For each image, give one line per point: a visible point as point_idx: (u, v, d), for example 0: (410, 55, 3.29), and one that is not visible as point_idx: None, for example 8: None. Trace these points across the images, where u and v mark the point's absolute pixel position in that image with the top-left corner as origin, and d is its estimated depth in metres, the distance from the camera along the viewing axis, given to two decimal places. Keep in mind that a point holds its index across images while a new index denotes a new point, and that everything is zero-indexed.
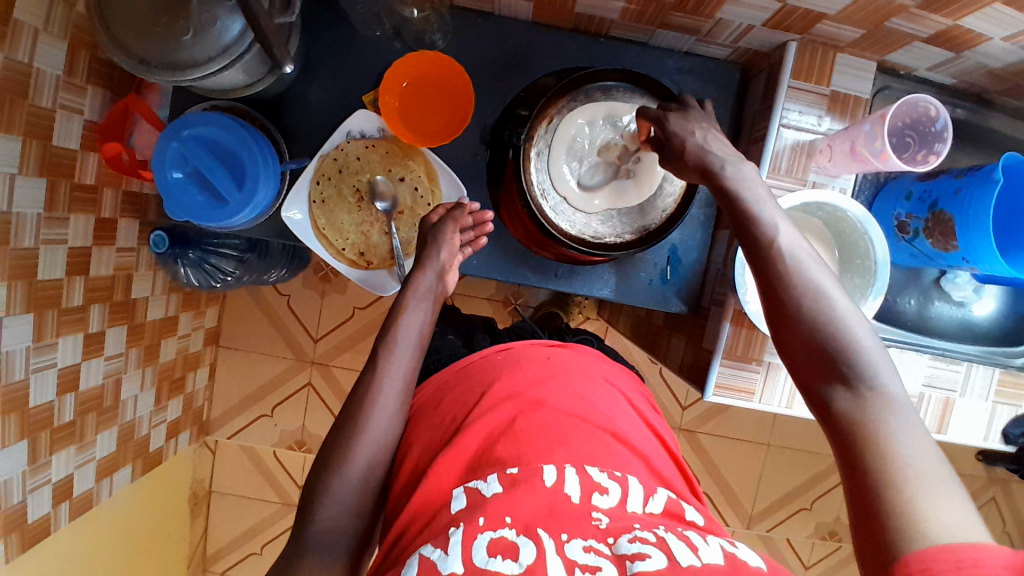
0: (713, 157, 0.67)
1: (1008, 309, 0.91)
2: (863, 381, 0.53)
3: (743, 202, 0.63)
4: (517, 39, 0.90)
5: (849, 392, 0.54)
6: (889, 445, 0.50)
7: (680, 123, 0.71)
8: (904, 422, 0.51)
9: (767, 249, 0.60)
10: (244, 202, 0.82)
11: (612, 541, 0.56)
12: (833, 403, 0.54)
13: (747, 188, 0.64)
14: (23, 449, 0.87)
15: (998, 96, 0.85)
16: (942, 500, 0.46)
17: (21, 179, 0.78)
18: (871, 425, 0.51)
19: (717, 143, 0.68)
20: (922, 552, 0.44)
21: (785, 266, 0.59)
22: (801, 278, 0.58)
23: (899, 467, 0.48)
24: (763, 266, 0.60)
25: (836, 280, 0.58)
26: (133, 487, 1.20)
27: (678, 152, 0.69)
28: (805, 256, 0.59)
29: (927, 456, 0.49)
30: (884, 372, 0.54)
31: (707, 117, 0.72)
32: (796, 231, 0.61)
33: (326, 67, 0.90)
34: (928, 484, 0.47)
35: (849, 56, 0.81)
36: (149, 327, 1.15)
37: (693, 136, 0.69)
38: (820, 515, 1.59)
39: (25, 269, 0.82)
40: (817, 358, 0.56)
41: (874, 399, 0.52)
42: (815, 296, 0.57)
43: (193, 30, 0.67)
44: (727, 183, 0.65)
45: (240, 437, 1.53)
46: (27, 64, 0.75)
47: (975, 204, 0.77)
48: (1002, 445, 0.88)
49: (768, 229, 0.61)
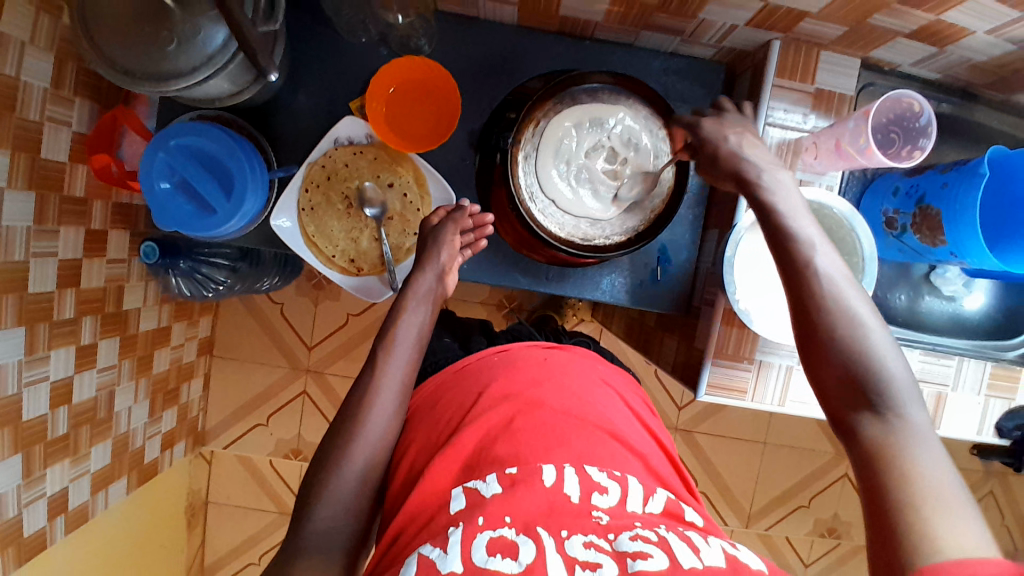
0: (750, 168, 0.68)
1: (999, 303, 0.92)
2: (892, 409, 0.55)
3: (776, 214, 0.65)
4: (503, 43, 0.90)
5: (877, 419, 0.55)
6: (914, 470, 0.51)
7: (715, 128, 0.72)
8: (929, 449, 0.53)
9: (802, 269, 0.62)
10: (233, 210, 0.82)
11: (613, 537, 0.56)
12: (859, 428, 0.56)
13: (783, 202, 0.65)
14: (18, 463, 0.87)
15: (983, 90, 0.86)
16: (956, 518, 0.48)
17: (10, 193, 0.78)
18: (897, 451, 0.53)
19: (754, 149, 0.69)
20: (937, 565, 0.46)
21: (821, 289, 0.60)
22: (838, 303, 0.59)
23: (918, 490, 0.50)
24: (798, 287, 0.62)
25: (871, 307, 0.60)
26: (129, 499, 1.19)
27: (712, 157, 0.71)
28: (844, 281, 0.61)
29: (949, 481, 0.51)
30: (911, 402, 0.56)
31: (744, 121, 0.73)
32: (835, 256, 0.62)
33: (313, 75, 0.91)
34: (946, 503, 0.49)
35: (834, 53, 0.82)
36: (142, 338, 1.15)
37: (727, 140, 0.70)
38: (819, 512, 1.59)
39: (15, 283, 0.81)
40: (847, 383, 0.57)
41: (901, 428, 0.54)
42: (850, 322, 0.59)
43: (177, 40, 0.67)
44: (764, 196, 0.66)
45: (236, 446, 1.52)
46: (14, 77, 0.76)
47: (961, 199, 0.77)
48: (996, 438, 0.88)
49: (807, 250, 0.62)
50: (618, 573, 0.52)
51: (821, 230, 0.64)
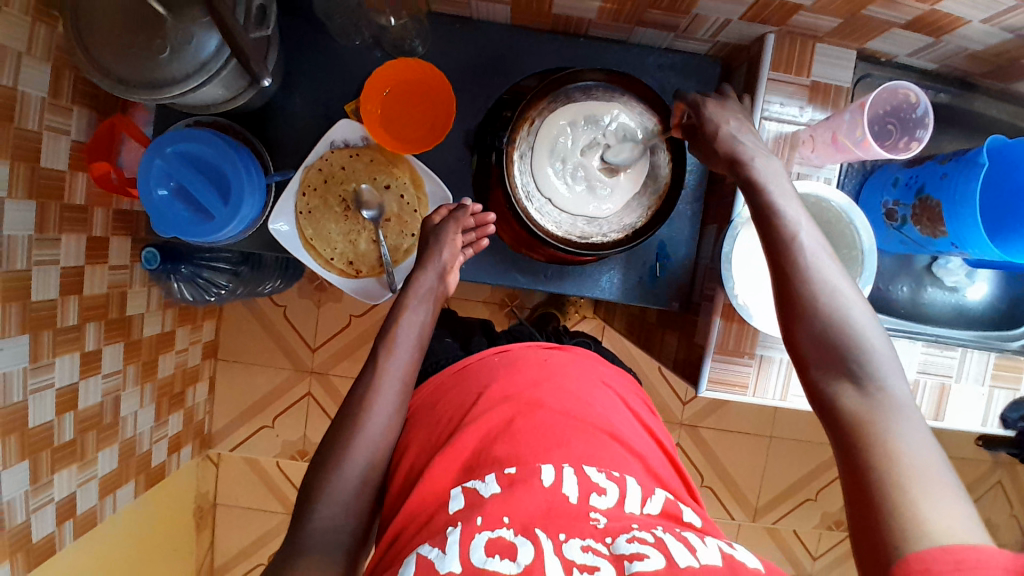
0: (741, 149, 0.69)
1: (1001, 293, 0.91)
2: (872, 381, 0.56)
3: (769, 194, 0.64)
4: (497, 42, 0.90)
5: (856, 390, 0.56)
6: (894, 444, 0.52)
7: (717, 111, 0.72)
8: (911, 424, 0.53)
9: (787, 243, 0.62)
10: (231, 216, 0.82)
11: (610, 541, 0.56)
12: (838, 399, 0.57)
13: (775, 183, 0.65)
14: (25, 469, 0.88)
15: (981, 80, 0.85)
16: (944, 504, 0.48)
17: (10, 203, 0.79)
18: (876, 423, 0.54)
19: (749, 136, 0.70)
20: (923, 553, 0.46)
21: (804, 262, 0.61)
22: (818, 277, 0.60)
23: (903, 467, 0.51)
24: (780, 261, 0.62)
25: (850, 281, 0.60)
26: (137, 502, 1.21)
27: (710, 137, 0.71)
28: (824, 255, 0.61)
29: (930, 458, 0.51)
30: (891, 374, 0.56)
31: (742, 110, 0.74)
32: (817, 230, 0.63)
33: (308, 79, 0.91)
34: (930, 487, 0.49)
35: (829, 46, 0.81)
36: (146, 343, 1.16)
37: (727, 124, 0.71)
38: (826, 505, 1.59)
39: (18, 291, 0.82)
40: (827, 355, 0.58)
41: (881, 399, 0.55)
42: (831, 296, 0.59)
43: (170, 48, 0.67)
44: (754, 176, 0.66)
45: (242, 449, 1.53)
46: (11, 87, 0.76)
47: (962, 190, 0.76)
48: (1000, 429, 0.87)
49: (791, 227, 0.63)
50: (616, 575, 0.52)
51: (805, 209, 0.64)
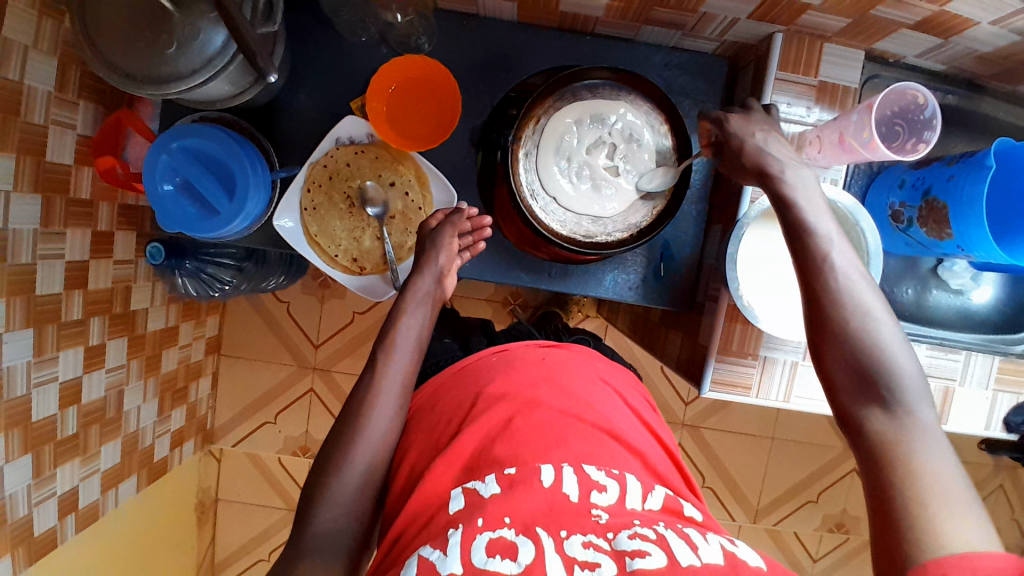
0: (773, 162, 0.67)
1: (1007, 296, 0.91)
2: (901, 406, 0.56)
3: (799, 211, 0.63)
4: (503, 40, 0.90)
5: (885, 415, 0.56)
6: (920, 466, 0.52)
7: (742, 124, 0.71)
8: (938, 447, 0.54)
9: (819, 263, 0.61)
10: (236, 211, 0.82)
11: (612, 537, 0.56)
12: (865, 422, 0.57)
13: (805, 197, 0.64)
14: (28, 463, 0.88)
15: (989, 81, 0.85)
16: (961, 514, 0.49)
17: (16, 197, 0.79)
18: (903, 447, 0.54)
19: (777, 145, 0.68)
20: (941, 560, 0.47)
21: (837, 284, 0.60)
22: (853, 300, 0.59)
23: (928, 485, 0.51)
24: (812, 282, 0.61)
25: (885, 304, 0.59)
26: (139, 497, 1.21)
27: (736, 151, 0.69)
28: (858, 277, 0.60)
29: (954, 478, 0.52)
30: (920, 400, 0.56)
31: (771, 120, 0.72)
32: (851, 251, 0.61)
33: (314, 75, 0.91)
34: (955, 502, 0.50)
35: (837, 45, 0.81)
36: (150, 338, 1.16)
37: (754, 137, 0.69)
38: (827, 507, 1.59)
39: (23, 285, 0.82)
40: (858, 379, 0.58)
41: (910, 424, 0.55)
42: (864, 318, 0.58)
43: (177, 43, 0.67)
44: (784, 189, 0.65)
45: (244, 444, 1.53)
46: (17, 81, 0.76)
47: (968, 193, 0.76)
48: (1004, 433, 0.87)
49: (825, 246, 0.61)
50: (617, 572, 0.52)
51: (840, 228, 0.63)
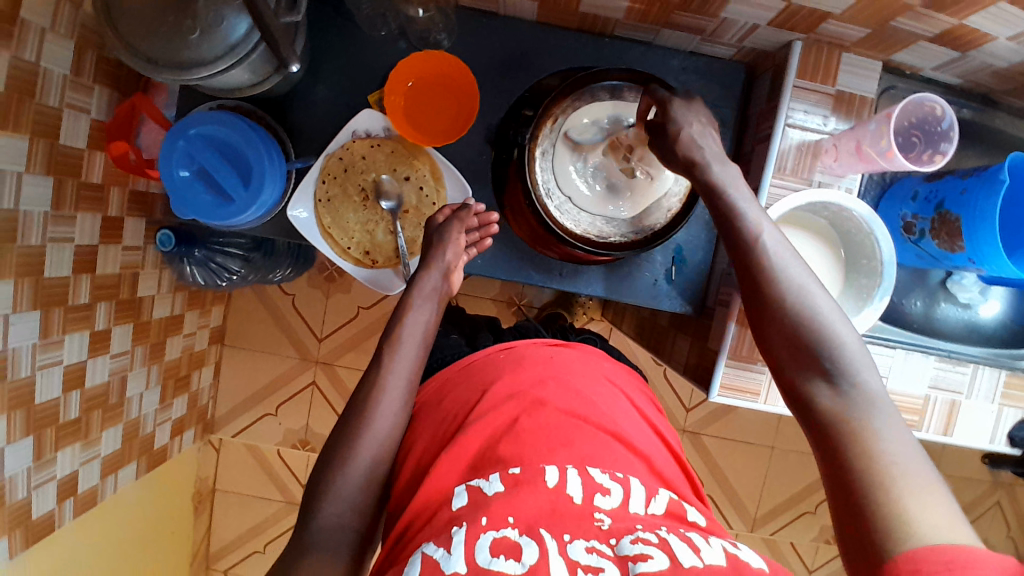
0: (700, 154, 0.69)
1: (1015, 310, 0.91)
2: (845, 377, 0.56)
3: (728, 200, 0.66)
4: (521, 39, 0.90)
5: (831, 389, 0.56)
6: (873, 443, 0.52)
7: (682, 111, 0.71)
8: (888, 420, 0.54)
9: (751, 245, 0.63)
10: (251, 200, 0.82)
11: (614, 542, 0.56)
12: (814, 397, 0.57)
13: (733, 185, 0.67)
14: (29, 445, 0.88)
15: (1004, 97, 0.85)
16: (925, 501, 0.48)
17: (28, 178, 0.79)
18: (853, 420, 0.54)
19: (708, 140, 0.69)
20: (912, 553, 0.45)
21: (767, 262, 0.62)
22: (785, 276, 0.61)
23: (885, 468, 0.51)
24: (749, 266, 0.63)
25: (817, 279, 0.61)
26: (137, 484, 1.21)
27: (671, 141, 0.70)
28: (786, 252, 0.62)
29: (909, 454, 0.52)
30: (864, 369, 0.56)
31: (705, 112, 0.73)
32: (778, 231, 0.64)
33: (331, 67, 0.91)
34: (914, 483, 0.50)
35: (855, 55, 0.81)
36: (155, 325, 1.16)
37: (690, 127, 0.70)
38: (825, 518, 1.59)
39: (32, 268, 0.82)
40: (799, 355, 0.58)
41: (856, 395, 0.55)
42: (797, 290, 0.60)
43: (201, 29, 0.67)
44: (711, 180, 0.67)
45: (243, 436, 1.53)
46: (33, 63, 0.76)
47: (982, 205, 0.76)
48: (1008, 447, 0.88)
49: (753, 228, 0.64)
50: None
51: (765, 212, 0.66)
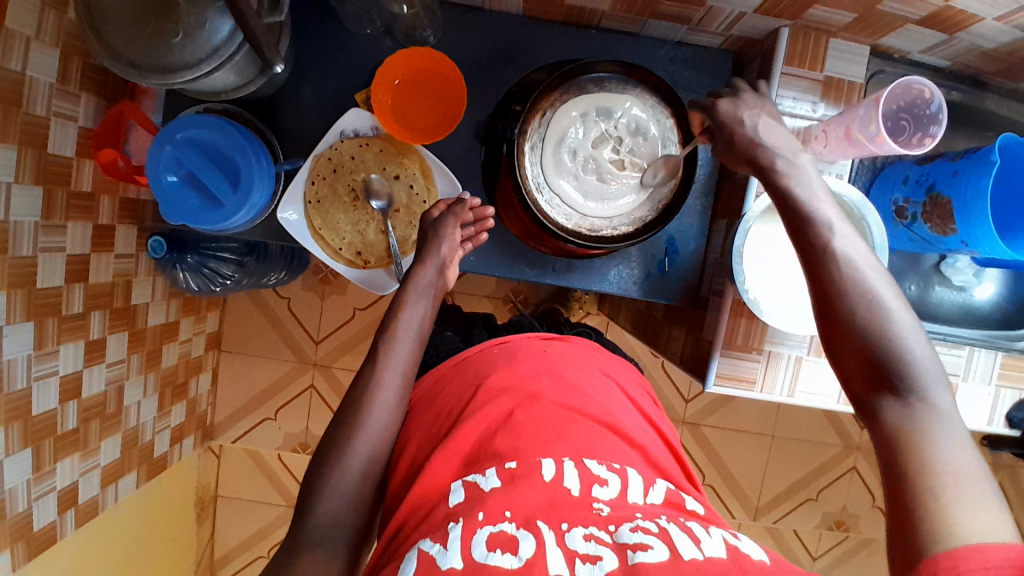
0: (765, 152, 0.67)
1: (1010, 292, 0.90)
2: (913, 392, 0.55)
3: (796, 201, 0.64)
4: (508, 34, 0.90)
5: (898, 403, 0.55)
6: (930, 453, 0.52)
7: (731, 110, 0.71)
8: (953, 433, 0.53)
9: (822, 250, 0.61)
10: (240, 203, 0.82)
11: (613, 530, 0.55)
12: (880, 411, 0.56)
13: (801, 186, 0.65)
14: (28, 456, 0.87)
15: (992, 78, 0.85)
16: (973, 504, 0.48)
17: (17, 188, 0.78)
18: (920, 435, 0.53)
19: (770, 130, 0.68)
20: (954, 551, 0.46)
21: (840, 268, 0.60)
22: (860, 286, 0.59)
23: (939, 475, 0.50)
24: (818, 271, 0.61)
25: (895, 290, 0.59)
26: (138, 493, 1.20)
27: (728, 141, 0.70)
28: (861, 261, 0.60)
29: (968, 465, 0.51)
30: (932, 385, 0.55)
31: (762, 100, 0.72)
32: (854, 235, 0.61)
33: (318, 67, 0.91)
34: (960, 489, 0.49)
35: (842, 40, 0.81)
36: (150, 332, 1.15)
37: (745, 122, 0.69)
38: (827, 505, 1.59)
39: (24, 278, 0.82)
40: (869, 368, 0.57)
41: (924, 410, 0.54)
42: (871, 301, 0.58)
43: (183, 32, 0.67)
44: (780, 180, 0.65)
45: (243, 441, 1.53)
46: (20, 72, 0.76)
47: (972, 188, 0.76)
48: (1007, 429, 0.88)
49: (825, 233, 0.62)
50: (618, 565, 0.51)
51: (840, 214, 0.63)
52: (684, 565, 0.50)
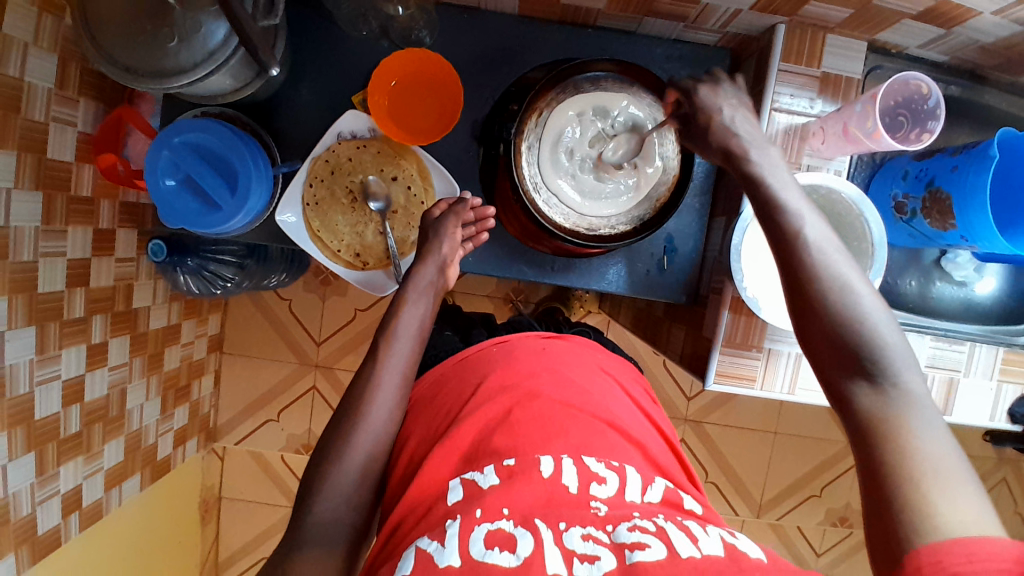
0: (737, 142, 0.68)
1: (1011, 286, 0.90)
2: (886, 377, 0.55)
3: (768, 188, 0.64)
4: (504, 33, 0.90)
5: (871, 387, 0.55)
6: (908, 439, 0.51)
7: (709, 97, 0.71)
8: (927, 420, 0.53)
9: (793, 239, 0.61)
10: (238, 206, 0.82)
11: (610, 529, 0.55)
12: (853, 397, 0.56)
13: (773, 175, 0.65)
14: (31, 461, 0.88)
15: (991, 72, 0.84)
16: (955, 495, 0.48)
17: (17, 193, 0.78)
18: (895, 421, 0.53)
19: (744, 123, 0.69)
20: (935, 545, 0.45)
21: (812, 258, 0.60)
22: (828, 272, 0.59)
23: (918, 463, 0.50)
24: (788, 258, 0.61)
25: (863, 277, 0.59)
26: (142, 495, 1.21)
27: (703, 130, 0.70)
28: (830, 249, 0.60)
29: (945, 455, 0.51)
30: (904, 369, 0.55)
31: (739, 91, 0.72)
32: (822, 224, 0.62)
33: (315, 70, 0.91)
34: (942, 478, 0.49)
35: (839, 36, 0.81)
36: (152, 336, 1.16)
37: (721, 113, 0.70)
38: (830, 501, 1.59)
39: (26, 283, 0.82)
40: (839, 352, 0.57)
41: (897, 397, 0.54)
42: (840, 288, 0.58)
43: (178, 37, 0.67)
44: (752, 167, 0.66)
45: (246, 442, 1.53)
46: (18, 77, 0.76)
47: (972, 183, 0.75)
48: (1009, 424, 0.87)
49: (795, 221, 0.62)
50: (616, 565, 0.51)
51: (808, 202, 0.64)
52: (681, 564, 0.50)
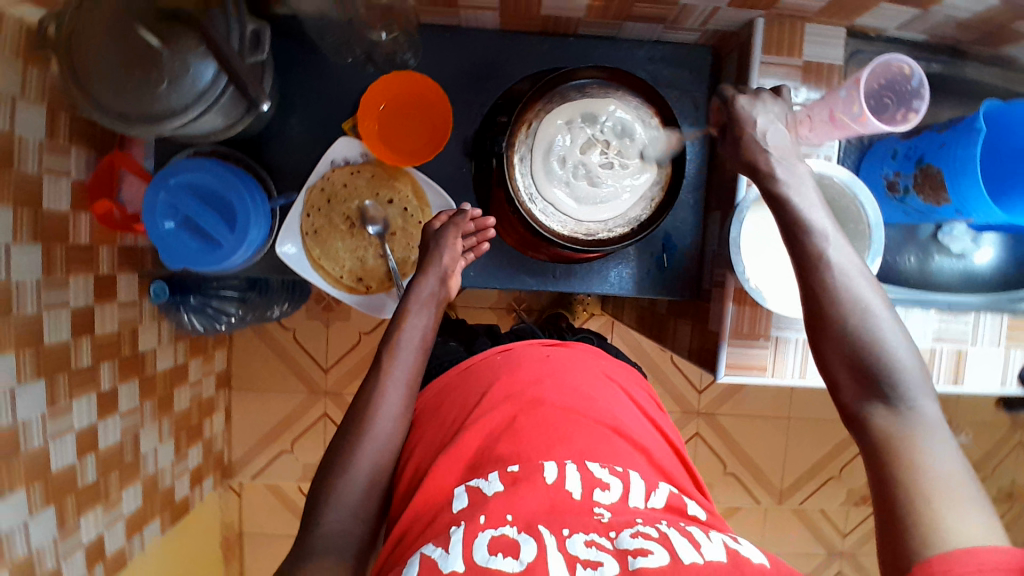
0: (765, 157, 0.68)
1: (1009, 255, 0.91)
2: (902, 400, 0.56)
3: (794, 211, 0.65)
4: (487, 49, 0.91)
5: (888, 411, 0.56)
6: (920, 457, 0.52)
7: (748, 107, 0.71)
8: (942, 441, 0.53)
9: (815, 261, 0.62)
10: (239, 241, 0.83)
11: (614, 535, 0.55)
12: (869, 416, 0.57)
13: (798, 195, 0.66)
14: (50, 515, 0.87)
15: (970, 46, 0.86)
16: (963, 510, 0.48)
17: (16, 249, 0.79)
18: (907, 440, 0.54)
19: (776, 135, 0.69)
20: (945, 555, 0.46)
21: (832, 280, 0.61)
22: (846, 293, 0.60)
23: (927, 479, 0.50)
24: (809, 279, 0.62)
25: (883, 300, 0.60)
26: (163, 539, 1.20)
27: (736, 140, 0.71)
28: (855, 274, 0.61)
29: (958, 474, 0.51)
30: (920, 394, 0.56)
31: (781, 105, 0.72)
32: (848, 250, 0.62)
33: (303, 100, 0.92)
34: (952, 495, 0.49)
35: (818, 25, 0.82)
36: (160, 378, 1.16)
37: (754, 126, 0.70)
38: (850, 482, 1.59)
39: (31, 337, 0.82)
40: (860, 376, 0.58)
41: (910, 418, 0.55)
42: (859, 310, 0.59)
43: (168, 79, 0.68)
44: (778, 187, 0.66)
45: (262, 476, 1.53)
46: (8, 133, 0.76)
47: (961, 156, 0.77)
48: (1020, 387, 0.88)
49: (819, 243, 0.63)
50: (619, 571, 0.51)
51: (835, 223, 0.64)
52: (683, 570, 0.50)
